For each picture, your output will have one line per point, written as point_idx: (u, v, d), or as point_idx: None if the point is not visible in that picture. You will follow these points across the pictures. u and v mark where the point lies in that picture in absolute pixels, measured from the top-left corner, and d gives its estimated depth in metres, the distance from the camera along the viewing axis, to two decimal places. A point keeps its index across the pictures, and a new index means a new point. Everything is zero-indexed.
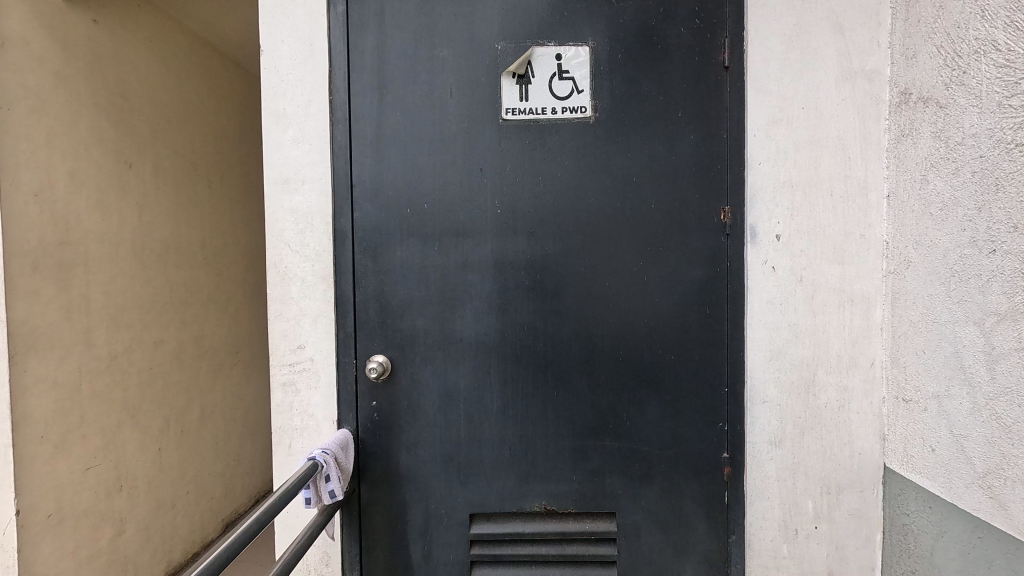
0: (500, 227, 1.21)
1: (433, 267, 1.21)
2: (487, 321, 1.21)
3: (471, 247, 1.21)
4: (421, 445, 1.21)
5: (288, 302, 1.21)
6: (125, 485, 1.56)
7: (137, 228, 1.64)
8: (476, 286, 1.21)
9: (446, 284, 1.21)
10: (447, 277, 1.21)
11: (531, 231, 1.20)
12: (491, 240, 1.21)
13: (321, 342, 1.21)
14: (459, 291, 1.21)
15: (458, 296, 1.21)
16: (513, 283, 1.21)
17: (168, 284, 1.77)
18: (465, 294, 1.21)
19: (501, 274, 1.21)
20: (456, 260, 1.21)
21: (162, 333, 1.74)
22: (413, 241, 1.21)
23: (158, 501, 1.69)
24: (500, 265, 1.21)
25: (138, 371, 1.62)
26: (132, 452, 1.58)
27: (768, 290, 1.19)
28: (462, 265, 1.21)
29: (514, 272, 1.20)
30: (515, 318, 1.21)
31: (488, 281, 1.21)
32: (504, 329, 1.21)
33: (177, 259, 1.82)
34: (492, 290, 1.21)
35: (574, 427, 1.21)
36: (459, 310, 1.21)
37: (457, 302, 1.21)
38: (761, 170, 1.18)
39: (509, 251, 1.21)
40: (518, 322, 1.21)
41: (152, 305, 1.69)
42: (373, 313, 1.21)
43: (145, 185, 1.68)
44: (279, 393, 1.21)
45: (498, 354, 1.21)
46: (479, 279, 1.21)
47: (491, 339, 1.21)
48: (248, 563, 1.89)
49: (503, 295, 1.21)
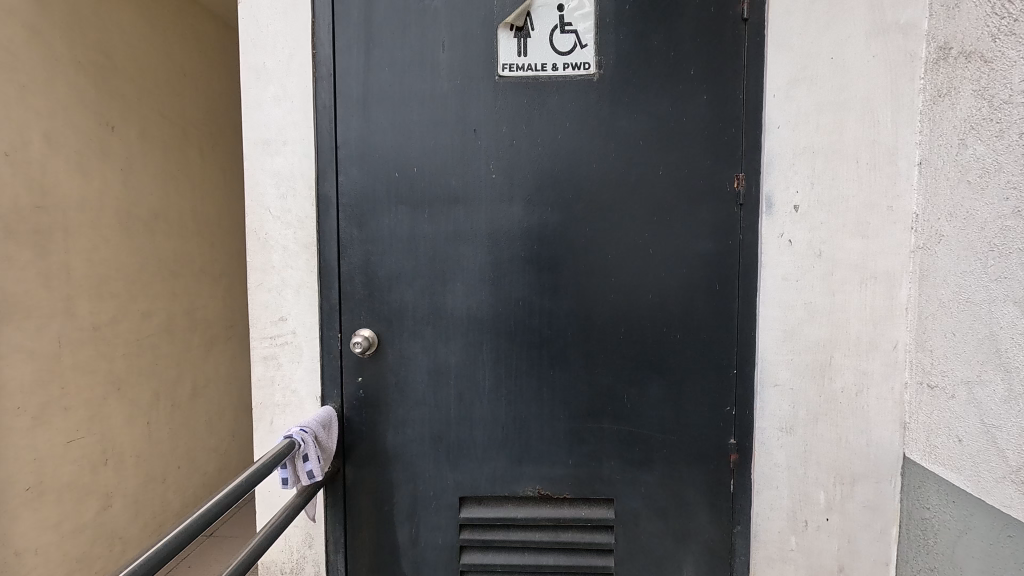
0: (494, 194, 1.12)
1: (423, 236, 1.13)
2: (480, 294, 1.13)
3: (462, 215, 1.13)
4: (409, 425, 1.15)
5: (269, 272, 1.14)
6: (111, 458, 1.52)
7: (122, 195, 1.57)
8: (468, 258, 1.13)
9: (437, 254, 1.13)
10: (438, 247, 1.13)
11: (527, 200, 1.12)
12: (484, 208, 1.12)
13: (304, 314, 1.14)
14: (450, 262, 1.13)
15: (449, 268, 1.13)
16: (508, 255, 1.13)
17: (156, 253, 1.71)
18: (456, 265, 1.13)
19: (495, 244, 1.13)
20: (447, 229, 1.13)
21: (151, 304, 1.69)
22: (401, 208, 1.13)
23: (147, 475, 1.66)
24: (494, 236, 1.12)
25: (124, 342, 1.57)
26: (119, 426, 1.55)
27: (784, 266, 1.09)
28: (454, 235, 1.13)
29: (510, 242, 1.12)
30: (509, 292, 1.13)
31: (481, 252, 1.13)
32: (497, 303, 1.13)
33: (166, 229, 1.76)
34: (485, 262, 1.13)
35: (570, 409, 1.14)
36: (450, 283, 1.13)
37: (447, 274, 1.13)
38: (780, 134, 1.08)
39: (502, 219, 1.12)
40: (511, 296, 1.13)
41: (139, 275, 1.64)
42: (359, 284, 1.14)
43: (131, 150, 1.61)
44: (259, 367, 1.15)
45: (491, 330, 1.14)
46: (471, 250, 1.13)
47: (483, 314, 1.13)
48: (242, 540, 1.86)
49: (497, 268, 1.13)
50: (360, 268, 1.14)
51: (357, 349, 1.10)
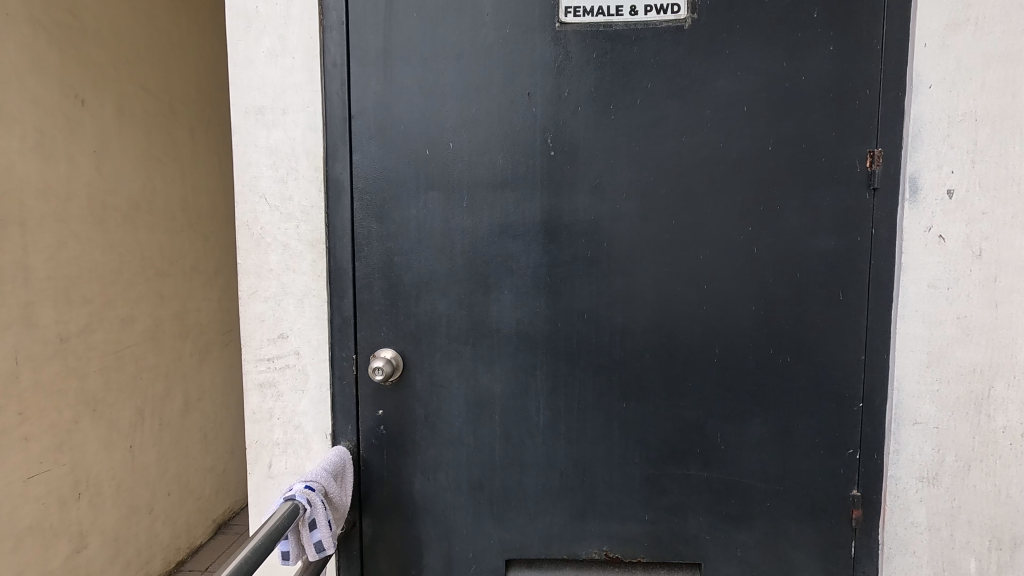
0: (552, 176, 0.87)
1: (462, 230, 0.88)
2: (533, 305, 0.88)
3: (511, 204, 0.88)
4: (442, 469, 0.91)
5: (265, 277, 0.89)
6: (86, 491, 1.29)
7: (95, 181, 1.33)
8: (519, 258, 0.88)
9: (479, 254, 0.88)
10: (480, 245, 0.88)
11: (595, 183, 0.87)
12: (540, 194, 0.87)
13: (310, 330, 0.90)
14: (496, 264, 0.88)
15: (494, 272, 0.88)
16: (570, 254, 0.88)
17: (138, 250, 1.47)
18: (504, 268, 0.88)
19: (552, 241, 0.88)
20: (491, 223, 0.88)
21: (133, 309, 1.45)
22: (432, 195, 0.88)
23: (131, 506, 1.43)
24: (552, 230, 0.88)
25: (101, 354, 1.34)
26: (95, 453, 1.32)
27: (930, 269, 0.84)
28: (501, 229, 0.88)
29: (572, 238, 0.87)
30: (571, 302, 0.88)
31: (536, 250, 0.88)
32: (555, 316, 0.88)
33: (150, 221, 1.52)
34: (540, 263, 0.88)
35: (646, 451, 0.89)
36: (495, 290, 0.89)
37: (492, 279, 0.88)
38: (931, 96, 0.82)
39: (562, 209, 0.87)
40: (573, 308, 0.88)
41: (118, 276, 1.40)
42: (380, 291, 0.90)
43: (105, 128, 1.37)
44: (255, 396, 0.91)
45: (547, 351, 0.89)
46: (523, 248, 0.88)
47: (537, 330, 0.89)
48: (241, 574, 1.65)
49: (556, 271, 0.88)
50: (381, 271, 0.90)
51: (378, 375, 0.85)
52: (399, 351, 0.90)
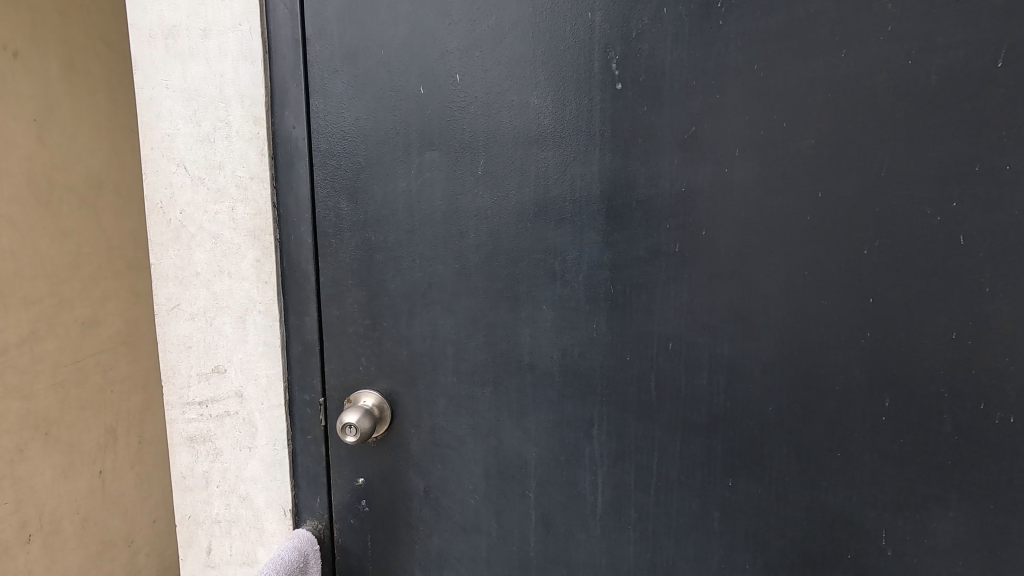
0: (618, 123, 0.55)
1: (476, 210, 0.57)
2: (586, 329, 0.57)
3: (553, 169, 0.56)
4: (451, 565, 0.62)
5: (189, 285, 0.60)
6: (39, 531, 1.07)
7: (38, 156, 1.06)
8: (566, 252, 0.56)
9: (505, 247, 0.57)
10: (504, 234, 0.57)
11: (687, 132, 0.53)
12: (598, 151, 0.55)
13: (256, 363, 0.61)
14: (528, 264, 0.57)
15: (527, 277, 0.57)
16: (646, 248, 0.55)
17: (103, 239, 1.22)
18: (541, 271, 0.57)
19: (618, 227, 0.56)
20: (522, 198, 0.56)
21: (97, 309, 1.20)
22: (429, 156, 0.57)
23: (102, 542, 1.21)
24: (616, 211, 0.56)
25: (54, 367, 1.10)
26: (50, 486, 1.09)
27: None
28: (537, 208, 0.56)
29: (649, 222, 0.55)
30: (646, 325, 0.56)
31: (591, 241, 0.56)
32: (621, 346, 0.57)
33: (117, 203, 1.26)
34: (599, 262, 0.56)
35: (762, 556, 0.57)
36: (528, 306, 0.57)
37: (524, 287, 0.57)
38: None
39: (635, 175, 0.55)
40: (650, 334, 0.56)
41: (76, 271, 1.15)
42: (357, 305, 0.60)
43: (52, 90, 1.09)
44: (184, 455, 0.63)
45: (606, 399, 0.57)
46: (572, 238, 0.56)
47: (592, 368, 0.57)
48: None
49: (622, 275, 0.56)
50: (356, 274, 0.60)
51: (348, 437, 0.56)
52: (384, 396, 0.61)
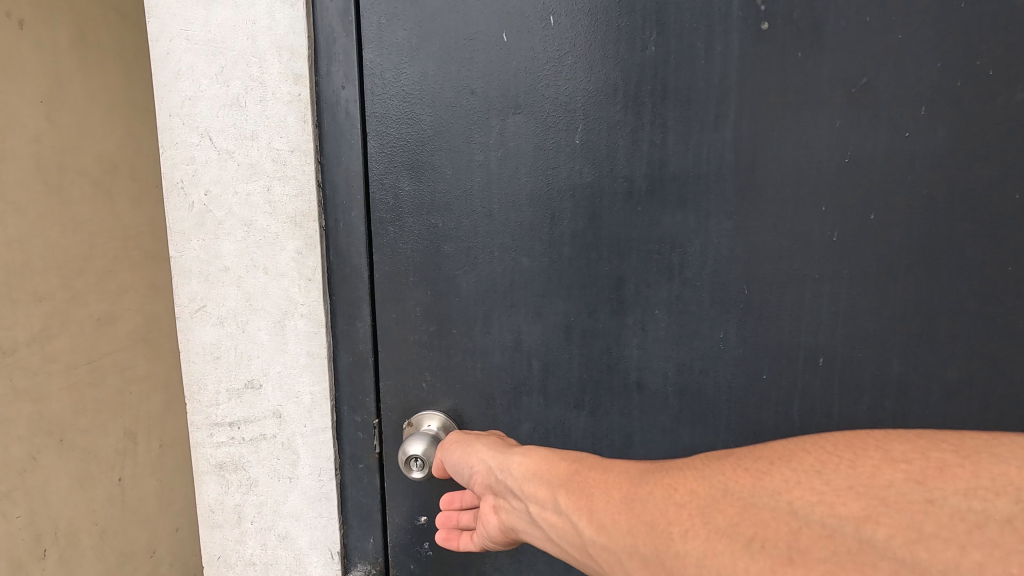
0: (762, 75, 0.42)
1: (571, 189, 0.45)
2: (710, 339, 0.45)
3: (674, 135, 0.44)
4: None
5: (216, 283, 0.50)
6: (55, 545, 0.99)
7: (46, 135, 0.96)
8: (688, 242, 0.44)
9: (608, 235, 0.45)
10: (607, 219, 0.45)
11: (856, 85, 0.41)
12: (734, 112, 0.42)
13: (297, 378, 0.50)
14: (638, 257, 0.45)
15: (636, 273, 0.46)
16: (795, 237, 0.43)
17: (119, 228, 1.13)
18: (654, 266, 0.45)
19: (757, 210, 0.43)
20: (632, 174, 0.44)
21: (114, 304, 1.11)
22: (513, 121, 0.45)
23: (123, 554, 1.13)
24: (756, 188, 0.43)
25: (68, 368, 1.01)
26: (66, 496, 1.01)
27: None
28: (651, 186, 0.44)
29: (800, 204, 0.43)
30: (790, 335, 0.44)
31: (722, 228, 0.44)
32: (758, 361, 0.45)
33: (134, 189, 1.16)
34: (730, 255, 0.44)
35: None
36: (637, 310, 0.46)
37: (632, 286, 0.46)
38: None
39: (783, 143, 0.42)
40: (796, 346, 0.44)
41: (90, 263, 1.06)
42: (421, 306, 0.49)
43: (60, 63, 0.99)
44: (212, 485, 0.53)
45: (733, 427, 0.46)
46: (696, 224, 0.44)
47: (717, 389, 0.46)
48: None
49: (761, 272, 0.44)
50: (420, 269, 0.48)
51: (415, 471, 0.47)
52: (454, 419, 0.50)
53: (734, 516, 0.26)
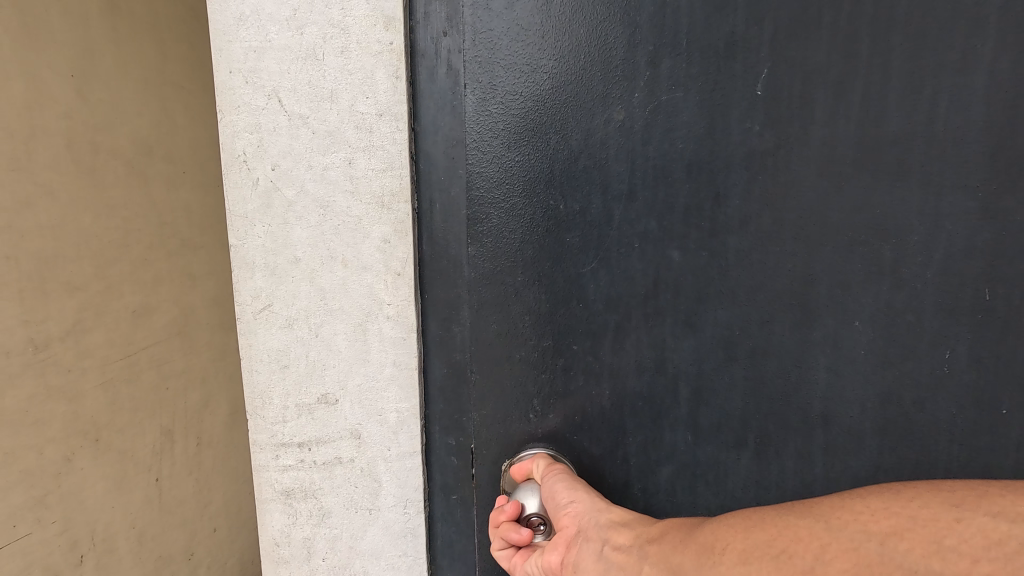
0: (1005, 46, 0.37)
1: (746, 155, 0.41)
2: (931, 361, 0.41)
3: (884, 112, 0.39)
4: None
5: (284, 277, 0.41)
6: (92, 551, 0.93)
7: (77, 112, 0.89)
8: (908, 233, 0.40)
9: (793, 226, 0.41)
10: (794, 203, 0.41)
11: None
12: (982, 72, 0.38)
13: (380, 389, 0.42)
14: (831, 253, 0.41)
15: (830, 269, 0.41)
16: None
17: (154, 215, 1.05)
18: (858, 264, 0.41)
19: (999, 202, 0.39)
20: (826, 153, 0.40)
21: (150, 296, 1.05)
22: (665, 66, 0.41)
23: (161, 558, 1.08)
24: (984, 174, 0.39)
25: (103, 363, 0.95)
26: (102, 499, 0.95)
27: None
28: (857, 156, 0.40)
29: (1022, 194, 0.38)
30: None
31: (947, 219, 0.39)
32: (987, 389, 0.40)
33: (170, 173, 1.09)
34: (950, 253, 0.40)
35: None
36: (829, 319, 0.42)
37: (825, 282, 0.42)
38: None
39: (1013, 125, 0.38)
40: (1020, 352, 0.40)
41: (126, 251, 0.99)
42: (535, 308, 0.43)
43: (90, 32, 0.91)
44: (277, 517, 0.45)
45: (955, 470, 0.41)
46: (904, 208, 0.40)
47: (927, 407, 0.41)
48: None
49: (978, 268, 0.40)
50: (540, 262, 0.43)
51: (537, 537, 0.40)
52: (586, 448, 0.45)
53: (775, 535, 0.25)
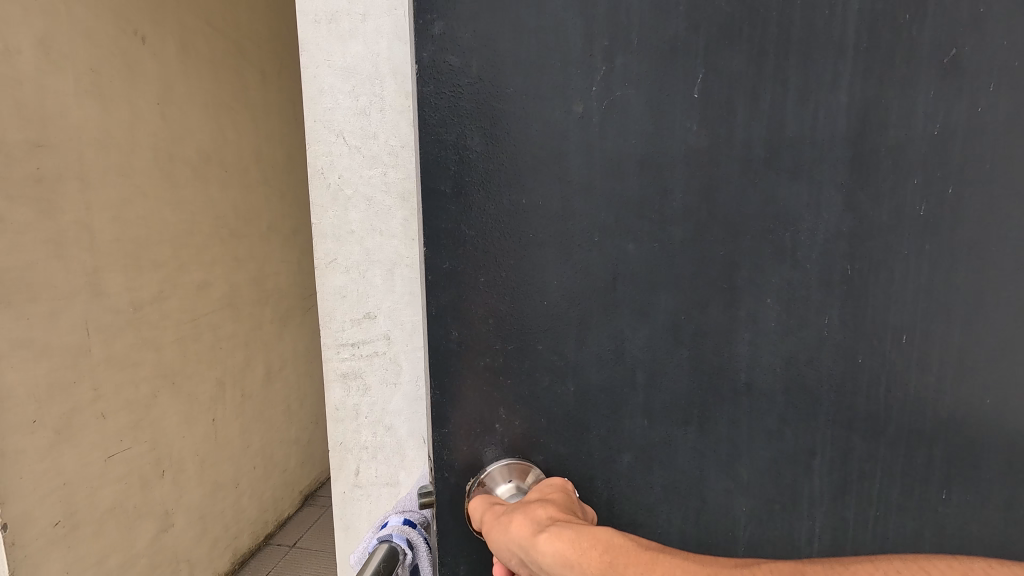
0: (871, 45, 0.35)
1: (687, 155, 0.37)
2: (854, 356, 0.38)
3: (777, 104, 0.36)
4: None
5: (346, 242, 0.69)
6: (169, 469, 1.22)
7: (161, 132, 1.17)
8: (797, 227, 0.37)
9: (724, 219, 0.37)
10: (721, 188, 0.37)
11: (952, 56, 0.35)
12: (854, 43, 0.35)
13: (402, 310, 0.70)
14: (744, 241, 0.37)
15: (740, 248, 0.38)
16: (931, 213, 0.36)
17: (212, 210, 1.33)
18: (763, 248, 0.37)
19: (866, 190, 0.36)
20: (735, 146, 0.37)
21: (208, 274, 1.32)
22: (621, 62, 0.36)
23: (216, 482, 1.36)
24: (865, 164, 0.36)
25: (178, 324, 1.23)
26: (176, 429, 1.23)
27: None
28: (769, 157, 0.36)
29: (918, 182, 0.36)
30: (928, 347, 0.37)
31: (830, 204, 0.37)
32: (849, 344, 0.38)
33: (222, 176, 1.37)
34: (839, 230, 0.37)
35: None
36: (750, 301, 0.38)
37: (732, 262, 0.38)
38: None
39: (911, 115, 0.35)
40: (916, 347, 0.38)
41: (191, 238, 1.27)
42: (495, 310, 0.38)
43: (168, 69, 1.18)
44: (337, 390, 0.73)
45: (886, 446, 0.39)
46: (813, 204, 0.37)
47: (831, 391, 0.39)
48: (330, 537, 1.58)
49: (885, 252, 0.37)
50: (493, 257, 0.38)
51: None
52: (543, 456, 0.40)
53: None
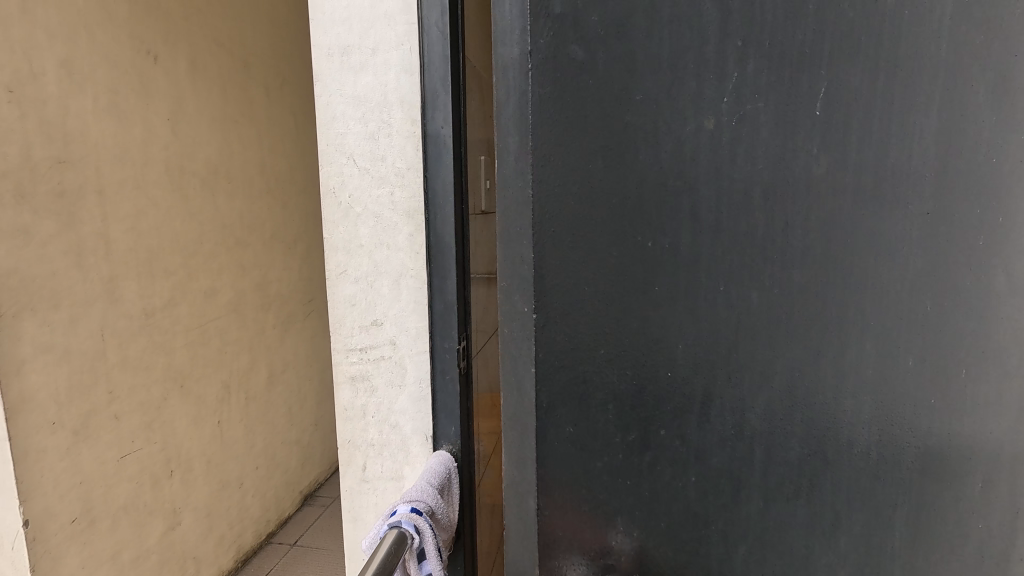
0: None
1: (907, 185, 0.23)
2: None
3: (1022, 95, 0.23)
4: None
5: (355, 255, 0.75)
6: (178, 469, 1.26)
7: (172, 145, 1.23)
8: (980, 275, 0.23)
9: (919, 281, 0.23)
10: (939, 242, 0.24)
11: None
12: None
13: (407, 317, 0.76)
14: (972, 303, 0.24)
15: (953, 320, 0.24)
16: None
17: (219, 220, 1.39)
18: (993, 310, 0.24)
19: None
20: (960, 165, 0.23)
21: (215, 280, 1.38)
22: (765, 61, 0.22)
23: (222, 481, 1.41)
24: None
25: (187, 330, 1.28)
26: (185, 430, 1.28)
27: None
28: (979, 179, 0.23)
29: None
30: None
31: None
32: None
33: (229, 187, 1.42)
34: None
35: None
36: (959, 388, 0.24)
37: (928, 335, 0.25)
38: None
39: None
40: None
41: (200, 246, 1.32)
42: (582, 430, 0.25)
43: (179, 86, 1.24)
44: (346, 391, 0.79)
45: None
46: None
47: None
48: (331, 535, 1.63)
49: None
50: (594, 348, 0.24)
51: None
52: None
53: None
